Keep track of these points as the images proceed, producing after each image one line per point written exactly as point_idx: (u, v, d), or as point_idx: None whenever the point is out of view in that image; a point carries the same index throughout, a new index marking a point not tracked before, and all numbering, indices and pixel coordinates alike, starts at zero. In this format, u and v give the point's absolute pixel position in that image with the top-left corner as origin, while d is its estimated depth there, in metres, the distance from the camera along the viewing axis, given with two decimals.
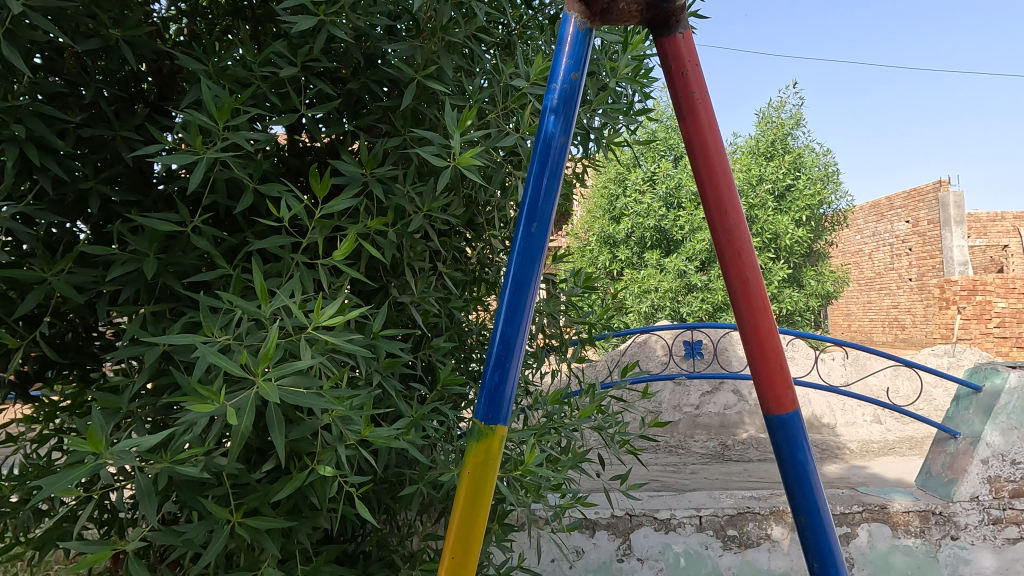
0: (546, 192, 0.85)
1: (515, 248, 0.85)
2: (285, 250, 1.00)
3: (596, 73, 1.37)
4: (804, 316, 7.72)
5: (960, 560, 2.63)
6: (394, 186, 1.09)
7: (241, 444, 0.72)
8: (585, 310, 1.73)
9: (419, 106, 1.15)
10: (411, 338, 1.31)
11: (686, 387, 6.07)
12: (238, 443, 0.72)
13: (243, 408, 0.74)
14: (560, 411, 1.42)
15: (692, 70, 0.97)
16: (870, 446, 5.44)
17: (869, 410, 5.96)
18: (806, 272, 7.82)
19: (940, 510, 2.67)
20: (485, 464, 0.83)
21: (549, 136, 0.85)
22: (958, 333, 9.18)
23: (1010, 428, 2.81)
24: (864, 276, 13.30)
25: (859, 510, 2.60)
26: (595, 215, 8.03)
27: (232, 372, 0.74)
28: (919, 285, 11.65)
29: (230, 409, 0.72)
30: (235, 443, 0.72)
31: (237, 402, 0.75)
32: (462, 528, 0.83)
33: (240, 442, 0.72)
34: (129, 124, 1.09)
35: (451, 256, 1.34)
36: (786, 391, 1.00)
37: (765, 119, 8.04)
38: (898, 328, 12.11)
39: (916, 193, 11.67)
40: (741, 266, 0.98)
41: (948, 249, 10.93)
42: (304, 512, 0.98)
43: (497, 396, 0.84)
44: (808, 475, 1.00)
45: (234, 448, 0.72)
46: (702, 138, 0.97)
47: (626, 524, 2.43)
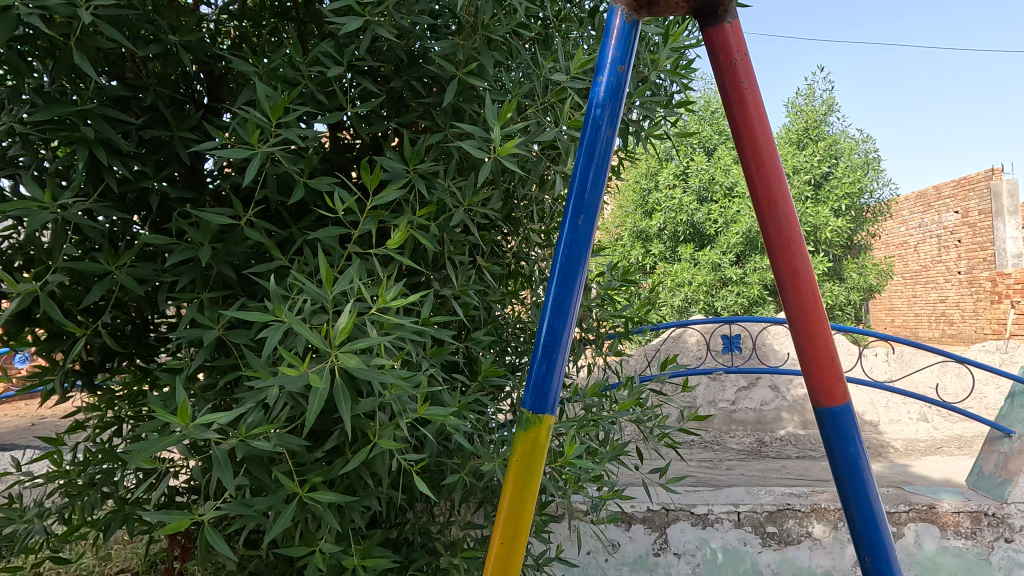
0: (593, 187, 0.85)
1: (561, 241, 0.85)
2: (333, 242, 1.03)
3: (637, 66, 1.37)
4: (844, 310, 7.48)
5: (1015, 563, 2.51)
6: (437, 181, 1.11)
7: (320, 412, 0.76)
8: (622, 303, 1.73)
9: (459, 103, 1.16)
10: (453, 328, 1.34)
11: (721, 382, 5.98)
12: (317, 410, 0.76)
13: (321, 377, 0.78)
14: (598, 404, 1.42)
15: (740, 59, 0.95)
16: (916, 445, 5.25)
17: (915, 408, 5.74)
18: (848, 265, 7.54)
19: (993, 512, 2.55)
20: (533, 451, 0.84)
21: (595, 127, 0.85)
22: (1012, 328, 8.71)
23: None
24: (910, 270, 12.81)
25: (906, 510, 2.52)
26: (626, 210, 7.93)
27: (312, 342, 0.78)
28: (969, 279, 11.16)
29: (313, 377, 0.76)
30: (313, 410, 0.76)
31: (317, 370, 0.80)
32: (511, 516, 0.85)
33: (319, 409, 0.76)
34: (185, 124, 1.14)
35: (489, 249, 1.36)
36: (837, 382, 0.98)
37: (799, 107, 7.77)
38: (945, 324, 11.62)
39: (965, 181, 11.09)
40: (791, 258, 0.97)
41: (1001, 241, 10.40)
42: (358, 491, 1.02)
43: (543, 387, 0.84)
44: (860, 470, 0.98)
45: (312, 416, 0.76)
46: (750, 128, 0.95)
47: (663, 518, 2.41)
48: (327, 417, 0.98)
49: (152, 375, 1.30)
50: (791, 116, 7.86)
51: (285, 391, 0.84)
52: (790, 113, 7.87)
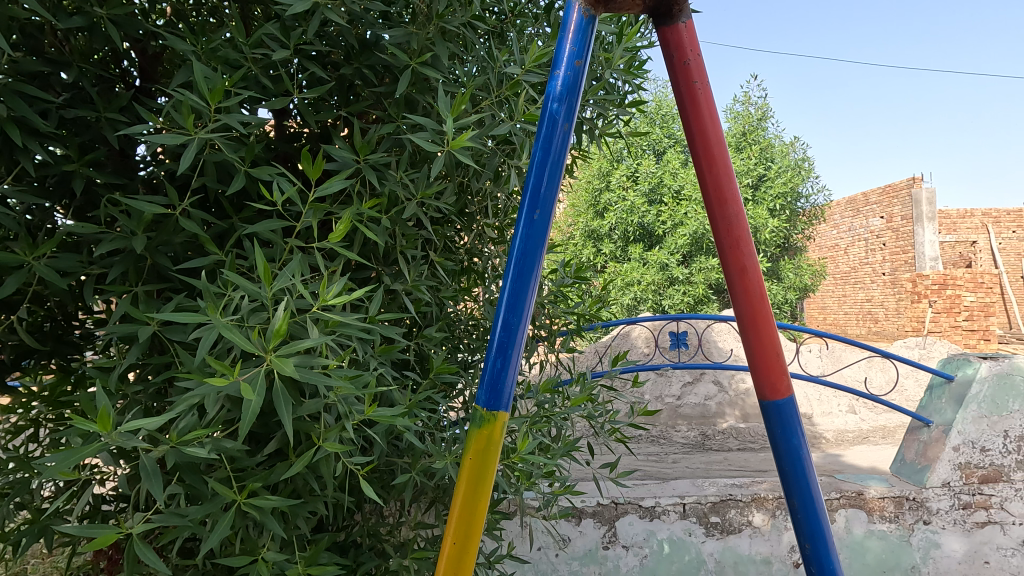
0: (549, 183, 0.84)
1: (517, 235, 0.84)
2: (277, 234, 0.98)
3: (591, 64, 1.38)
4: (781, 309, 7.85)
5: (932, 544, 2.68)
6: (388, 173, 1.07)
7: (253, 420, 0.73)
8: (574, 300, 1.75)
9: (413, 93, 1.13)
10: (405, 324, 1.31)
11: (668, 377, 6.14)
12: (250, 420, 0.72)
13: (253, 387, 0.74)
14: (551, 401, 1.43)
15: (693, 59, 0.97)
16: (845, 435, 5.57)
17: (845, 401, 6.09)
18: (785, 266, 7.89)
19: (914, 496, 2.69)
20: (487, 448, 0.83)
21: (552, 122, 0.84)
22: (929, 326, 9.38)
23: (980, 416, 2.75)
24: (840, 271, 13.62)
25: (837, 497, 2.66)
26: (578, 209, 8.04)
27: (244, 348, 0.75)
28: (892, 280, 11.95)
29: (244, 385, 0.73)
30: (246, 418, 0.72)
31: (249, 379, 0.77)
32: (463, 515, 0.83)
33: (253, 417, 0.72)
34: (114, 105, 1.06)
35: (442, 245, 1.34)
36: (781, 377, 1.02)
37: (740, 113, 8.08)
38: (871, 322, 12.45)
39: (890, 189, 11.87)
40: (740, 256, 0.99)
41: (920, 245, 11.12)
42: (303, 495, 0.98)
43: (498, 384, 0.83)
44: (801, 461, 1.02)
45: (245, 425, 0.73)
46: (702, 128, 0.97)
47: (612, 512, 2.46)
48: (270, 419, 0.94)
49: (77, 375, 1.20)
50: (731, 122, 8.18)
51: (221, 395, 0.80)
52: (731, 118, 8.19)
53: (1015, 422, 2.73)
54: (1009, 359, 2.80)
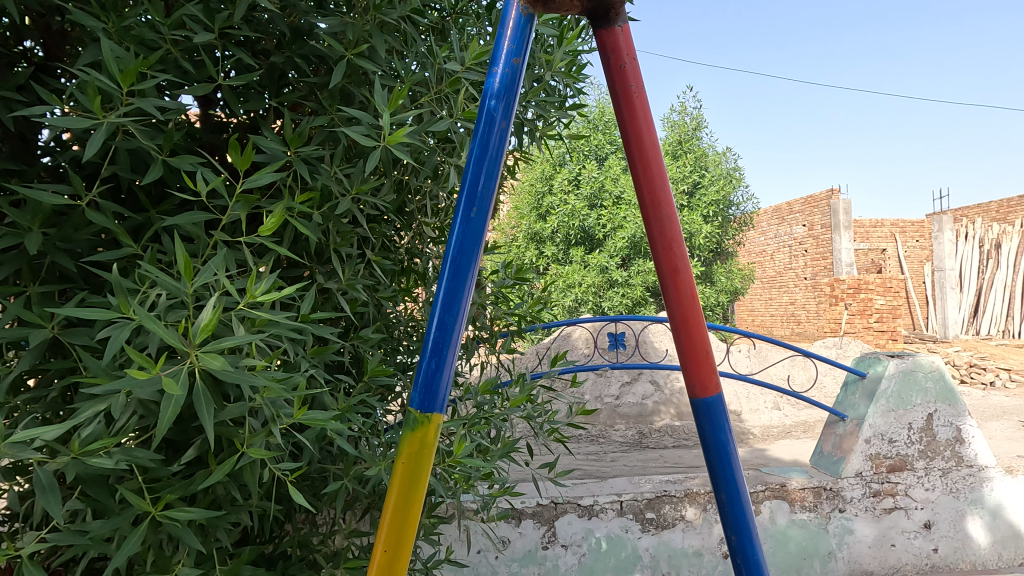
0: (486, 181, 0.82)
1: (454, 234, 0.82)
2: (198, 228, 0.91)
3: (532, 66, 1.38)
4: (714, 311, 8.20)
5: (846, 530, 2.87)
6: (320, 167, 1.03)
7: (173, 422, 0.68)
8: (515, 301, 1.75)
9: (348, 86, 1.09)
10: (339, 325, 1.27)
11: (607, 378, 6.29)
12: (171, 420, 0.67)
13: (176, 382, 0.69)
14: (490, 402, 1.42)
15: (629, 63, 0.99)
16: (771, 430, 5.88)
17: (770, 398, 6.44)
18: (717, 270, 8.23)
19: (831, 486, 2.88)
20: (420, 453, 0.81)
21: (490, 119, 0.83)
22: (845, 327, 10.08)
23: (888, 410, 2.94)
24: (767, 275, 14.42)
25: (762, 489, 2.81)
26: (522, 212, 8.11)
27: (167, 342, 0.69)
28: (812, 284, 12.77)
29: (167, 380, 0.68)
30: (165, 420, 0.67)
31: (172, 373, 0.72)
32: (395, 521, 0.80)
33: (173, 419, 0.67)
34: (9, 83, 0.96)
35: (380, 244, 1.30)
36: (710, 374, 1.06)
37: (676, 123, 8.41)
38: (795, 323, 13.26)
39: (811, 199, 12.68)
40: (672, 257, 1.02)
41: (837, 252, 11.89)
42: (224, 506, 0.92)
43: (433, 385, 0.81)
44: (729, 457, 1.06)
45: (163, 427, 0.67)
46: (638, 131, 0.99)
47: (551, 512, 2.49)
48: (187, 426, 0.87)
49: None
50: (669, 131, 8.49)
51: (134, 398, 0.74)
52: (668, 127, 8.50)
53: (917, 414, 2.96)
54: (912, 356, 3.04)
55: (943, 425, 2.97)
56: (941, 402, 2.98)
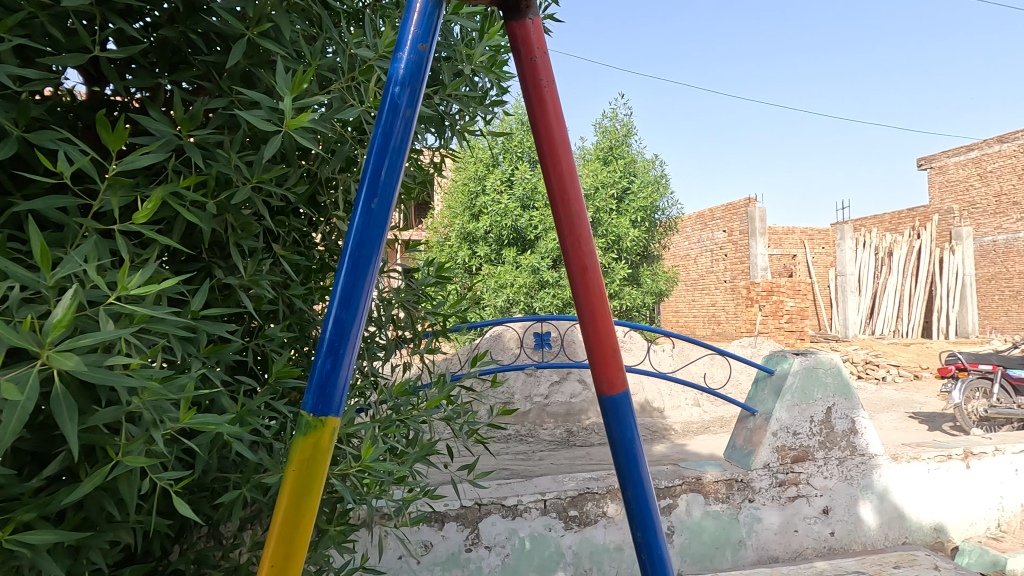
0: (389, 172, 0.78)
1: (353, 227, 0.77)
2: (68, 215, 0.82)
3: (453, 59, 1.35)
4: (640, 312, 8.48)
5: (755, 519, 3.04)
6: (217, 152, 0.95)
7: (19, 433, 0.59)
8: (438, 301, 1.71)
9: (250, 67, 1.01)
10: (243, 324, 1.18)
11: (536, 378, 6.37)
12: (16, 430, 0.59)
13: (24, 387, 0.60)
14: (406, 403, 1.38)
15: (540, 58, 0.98)
16: (691, 426, 6.15)
17: (691, 395, 6.75)
18: (643, 272, 8.47)
19: (741, 478, 3.04)
20: (313, 459, 0.76)
21: (394, 107, 0.79)
22: (759, 327, 10.73)
23: (793, 404, 3.14)
24: (690, 278, 15.12)
25: (679, 483, 2.92)
26: (454, 211, 8.04)
27: (11, 341, 0.60)
28: (731, 286, 13.52)
29: (11, 385, 0.59)
30: (7, 431, 0.58)
31: (19, 377, 0.63)
32: (284, 533, 0.75)
33: (17, 428, 0.59)
34: None
35: (289, 237, 1.23)
36: (617, 372, 1.07)
37: (607, 128, 8.63)
38: (715, 324, 14.00)
39: (731, 207, 13.40)
40: (581, 255, 1.02)
41: (753, 257, 12.65)
42: (98, 525, 0.83)
43: (329, 387, 0.76)
44: (634, 453, 1.07)
45: (6, 439, 0.58)
46: (548, 127, 0.98)
47: (475, 514, 2.47)
48: (51, 435, 0.78)
49: None
50: (600, 136, 8.70)
51: None
52: (599, 132, 8.71)
53: (818, 408, 3.18)
54: (815, 354, 3.25)
55: (840, 417, 3.21)
56: (839, 396, 3.21)
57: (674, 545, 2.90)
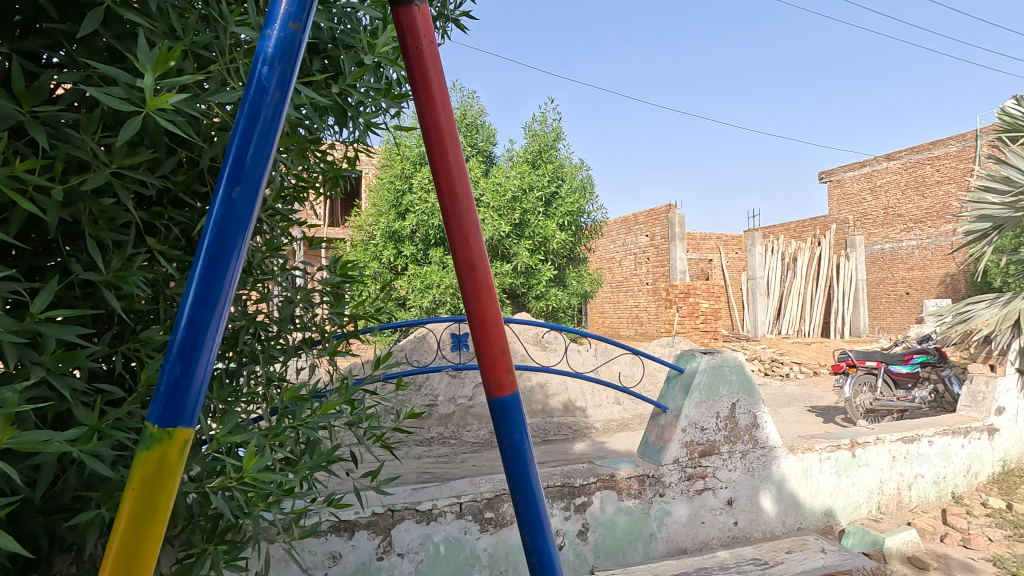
0: (255, 156, 0.72)
1: (211, 216, 0.70)
2: None
3: (355, 47, 1.29)
4: (565, 313, 8.63)
5: (665, 512, 3.16)
6: (68, 134, 0.84)
7: None
8: (343, 300, 1.63)
9: (111, 40, 0.91)
10: (109, 326, 1.07)
11: (461, 379, 6.33)
12: None
13: None
14: (302, 409, 1.29)
15: (427, 45, 0.93)
16: (611, 424, 6.33)
17: (612, 394, 6.95)
18: (569, 274, 8.63)
19: (653, 474, 3.15)
20: (159, 475, 0.69)
21: (262, 87, 0.72)
22: (677, 327, 11.25)
23: (701, 401, 3.29)
24: (614, 280, 15.62)
25: (594, 481, 2.98)
26: (380, 209, 7.84)
27: None
28: (653, 288, 14.08)
29: None
30: None
31: None
32: (122, 558, 0.68)
33: None
34: None
35: (166, 231, 1.12)
36: (506, 374, 1.01)
37: (536, 132, 8.72)
38: (638, 325, 14.54)
39: (653, 213, 13.95)
40: (468, 252, 0.95)
41: (673, 261, 13.24)
42: None
43: (179, 396, 0.69)
44: (524, 459, 1.02)
45: None
46: (435, 116, 0.93)
47: (387, 521, 2.40)
48: None
49: None
50: (528, 139, 8.77)
51: None
52: (528, 135, 8.77)
53: (724, 404, 3.35)
54: (721, 353, 3.44)
55: (743, 413, 3.40)
56: (742, 393, 3.40)
57: (588, 542, 2.95)
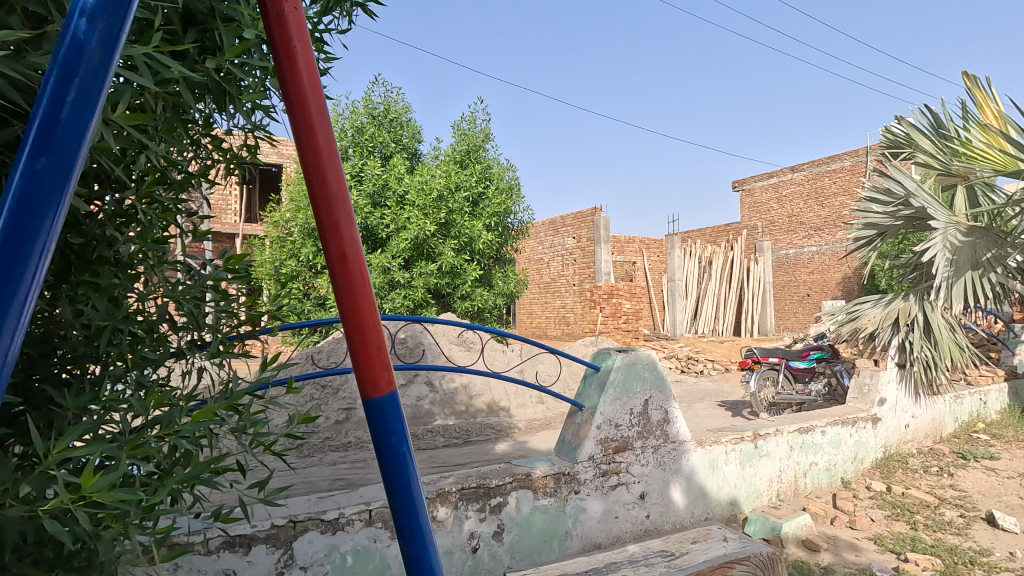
0: (69, 118, 0.70)
1: (11, 186, 0.67)
2: None
3: (236, 18, 1.14)
4: (491, 313, 8.62)
5: (580, 509, 3.20)
6: None
7: None
8: (232, 297, 1.52)
9: None
10: None
11: None
12: None
13: None
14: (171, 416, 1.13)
15: (290, 15, 0.87)
16: (534, 423, 6.37)
17: (535, 393, 7.02)
18: (495, 274, 8.63)
19: (568, 471, 3.18)
20: None
21: (76, 54, 0.70)
22: (601, 327, 11.56)
23: (615, 398, 3.37)
24: (542, 281, 15.84)
25: (510, 481, 2.97)
26: (298, 205, 7.49)
27: None
28: (578, 289, 14.41)
29: None
30: None
31: None
32: None
33: None
34: None
35: None
36: (382, 372, 0.92)
37: (464, 132, 8.64)
38: (564, 324, 14.84)
39: (579, 215, 14.26)
40: (338, 238, 0.88)
41: (598, 262, 13.61)
42: None
43: None
44: (403, 464, 0.93)
45: None
46: (299, 89, 0.86)
47: (288, 533, 2.35)
48: None
49: None
50: (456, 138, 8.68)
51: None
52: (455, 134, 8.68)
53: (637, 401, 3.45)
54: (635, 351, 3.53)
55: (655, 409, 3.51)
56: (654, 389, 3.52)
57: (504, 543, 2.94)
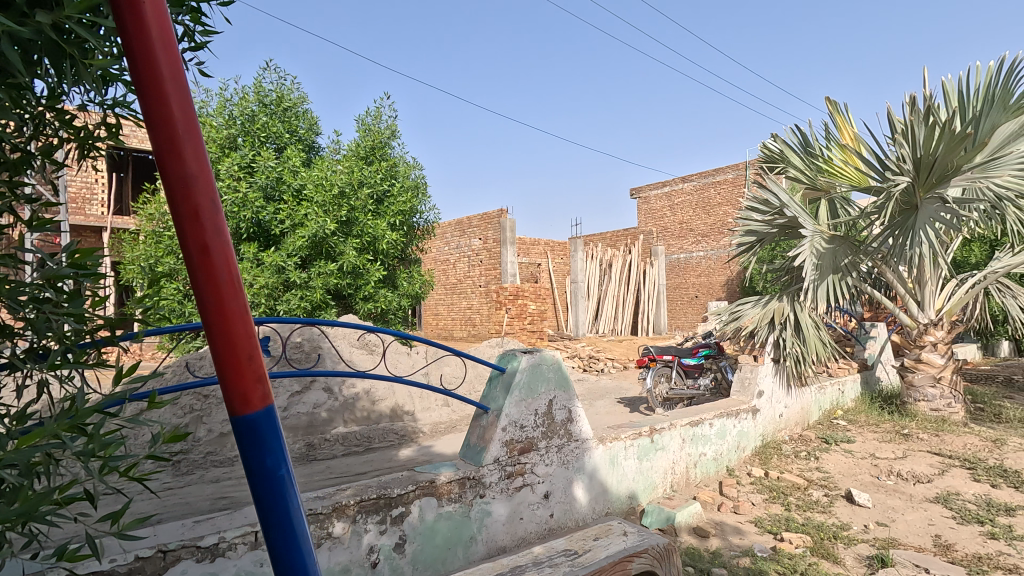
0: None
1: None
2: None
3: None
4: (396, 314, 8.37)
5: (485, 513, 3.16)
6: None
7: None
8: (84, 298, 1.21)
9: None
10: None
11: None
12: None
13: None
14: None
15: None
16: (439, 426, 6.25)
17: (440, 396, 6.91)
18: (399, 274, 8.39)
19: (473, 475, 3.13)
20: None
21: None
22: (506, 328, 11.65)
23: (520, 399, 3.37)
24: (448, 282, 15.71)
25: (413, 489, 2.86)
26: None
27: None
28: (484, 290, 14.44)
29: None
30: None
31: None
32: None
33: None
34: None
35: None
36: (254, 385, 0.81)
37: (369, 128, 8.28)
38: (470, 325, 14.80)
39: (486, 217, 14.29)
40: (198, 229, 0.75)
41: (504, 264, 13.73)
42: None
43: None
44: (282, 488, 0.83)
45: None
46: (148, 47, 0.71)
47: (157, 564, 2.15)
48: None
49: None
50: (359, 132, 8.31)
51: None
52: (359, 129, 8.31)
53: (541, 401, 3.48)
54: (540, 351, 3.56)
55: (559, 409, 3.57)
56: (558, 389, 3.57)
57: (405, 555, 2.82)
